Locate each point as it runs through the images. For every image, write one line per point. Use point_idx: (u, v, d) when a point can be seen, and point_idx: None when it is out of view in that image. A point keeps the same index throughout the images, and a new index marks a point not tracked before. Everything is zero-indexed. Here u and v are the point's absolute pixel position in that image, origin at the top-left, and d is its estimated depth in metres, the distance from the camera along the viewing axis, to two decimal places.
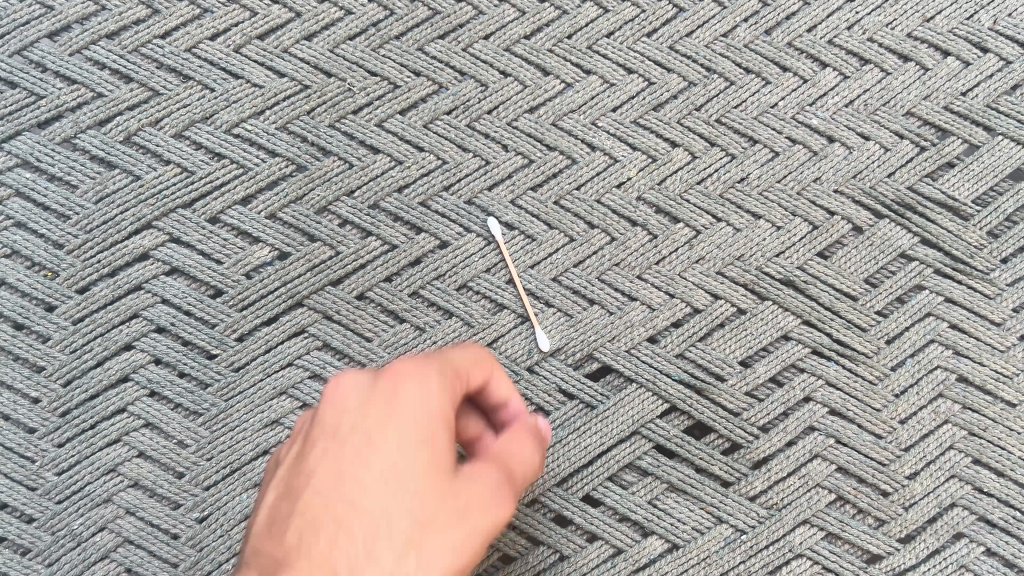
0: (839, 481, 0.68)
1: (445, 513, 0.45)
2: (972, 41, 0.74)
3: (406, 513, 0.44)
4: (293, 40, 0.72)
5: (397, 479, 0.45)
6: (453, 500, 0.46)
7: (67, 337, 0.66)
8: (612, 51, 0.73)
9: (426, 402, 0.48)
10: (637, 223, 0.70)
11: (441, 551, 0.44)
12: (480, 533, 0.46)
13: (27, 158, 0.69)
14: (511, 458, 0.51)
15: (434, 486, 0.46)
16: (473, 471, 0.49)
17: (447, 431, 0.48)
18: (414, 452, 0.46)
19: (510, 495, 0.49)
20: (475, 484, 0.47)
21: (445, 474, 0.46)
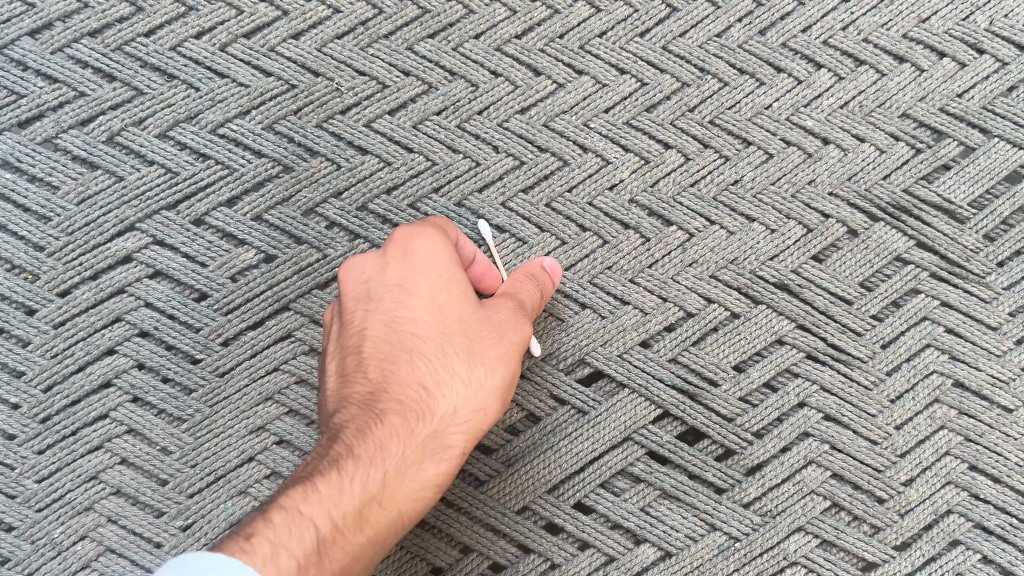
0: (834, 488, 0.67)
1: (486, 349, 0.55)
2: (968, 42, 0.73)
3: (460, 353, 0.55)
4: (280, 39, 0.70)
5: (453, 338, 0.55)
6: (484, 322, 0.56)
7: (47, 341, 0.65)
8: (605, 51, 0.72)
9: (438, 257, 0.57)
10: (630, 226, 0.69)
11: (493, 372, 0.55)
12: (517, 346, 0.57)
13: (7, 158, 0.67)
14: (525, 292, 0.61)
15: (473, 321, 0.56)
16: (501, 300, 0.59)
17: (468, 302, 0.56)
18: (453, 306, 0.56)
19: (530, 315, 0.60)
20: (503, 316, 0.57)
21: (470, 302, 0.56)
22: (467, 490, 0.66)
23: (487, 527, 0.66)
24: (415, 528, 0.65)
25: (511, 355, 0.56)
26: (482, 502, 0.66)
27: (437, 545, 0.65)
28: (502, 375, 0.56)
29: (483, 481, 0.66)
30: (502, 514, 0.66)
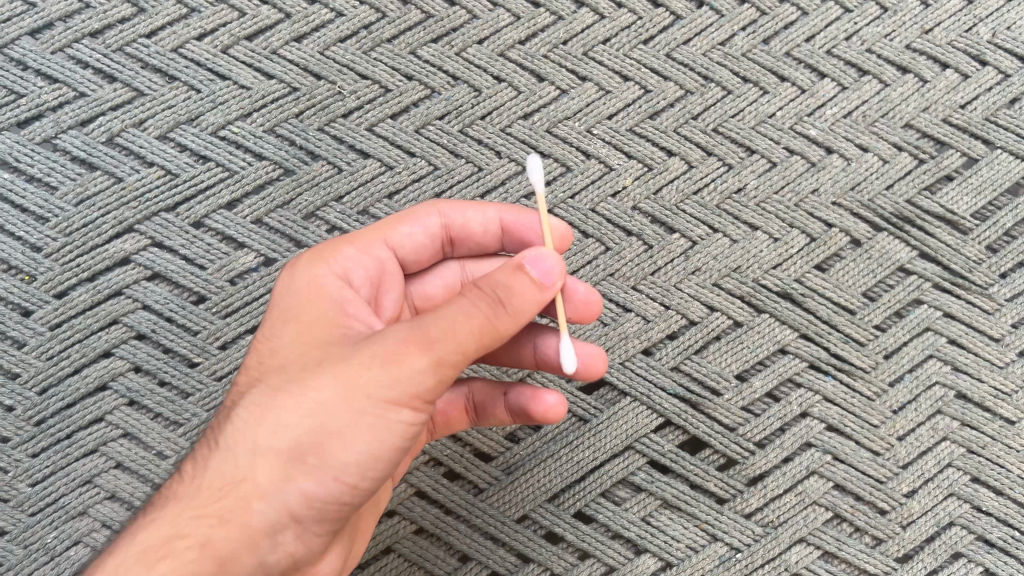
0: (836, 499, 0.66)
1: (311, 382, 0.46)
2: (970, 54, 0.73)
3: (274, 391, 0.47)
4: (282, 41, 0.70)
5: (284, 371, 0.47)
6: (317, 356, 0.47)
7: (44, 343, 0.64)
8: (608, 57, 0.72)
9: (299, 283, 0.52)
10: (632, 233, 0.69)
11: (277, 427, 0.45)
12: (349, 388, 0.45)
13: (6, 158, 0.67)
14: (402, 330, 0.45)
15: (293, 358, 0.48)
16: (329, 359, 0.47)
17: (308, 333, 0.49)
18: (289, 335, 0.49)
19: (377, 368, 0.45)
20: (318, 373, 0.46)
21: (305, 332, 0.49)
22: (466, 498, 0.65)
23: (486, 536, 0.65)
24: (414, 535, 0.65)
25: (300, 418, 0.45)
26: (482, 510, 0.65)
27: (435, 553, 0.65)
28: (284, 438, 0.45)
29: (483, 488, 0.66)
30: (502, 522, 0.65)
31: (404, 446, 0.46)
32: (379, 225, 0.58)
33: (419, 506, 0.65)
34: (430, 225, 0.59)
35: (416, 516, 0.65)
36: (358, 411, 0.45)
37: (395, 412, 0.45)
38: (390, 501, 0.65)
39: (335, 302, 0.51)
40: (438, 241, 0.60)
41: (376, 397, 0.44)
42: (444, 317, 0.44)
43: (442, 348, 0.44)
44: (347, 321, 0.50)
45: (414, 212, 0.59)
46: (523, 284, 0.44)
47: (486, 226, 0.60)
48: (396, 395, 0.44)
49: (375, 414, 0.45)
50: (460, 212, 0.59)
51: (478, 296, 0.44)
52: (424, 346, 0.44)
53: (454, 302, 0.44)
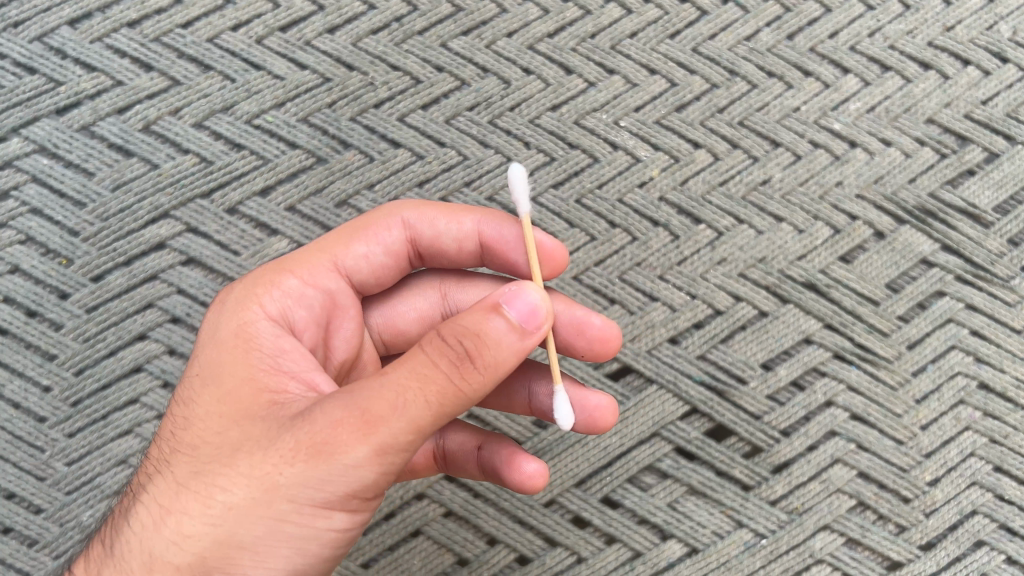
0: (860, 487, 0.67)
1: (230, 468, 0.43)
2: (991, 51, 0.74)
3: (193, 471, 0.44)
4: (315, 33, 0.71)
5: (203, 447, 0.45)
6: (236, 433, 0.44)
7: (80, 325, 0.65)
8: (635, 51, 0.73)
9: (221, 330, 0.49)
10: (659, 224, 0.70)
11: (184, 528, 0.43)
12: (264, 485, 0.42)
13: (44, 144, 0.68)
14: (325, 416, 0.42)
15: (209, 434, 0.45)
16: (245, 442, 0.44)
17: (229, 399, 0.46)
18: (207, 401, 0.46)
19: (294, 465, 0.42)
20: (232, 463, 0.43)
21: (224, 398, 0.46)
22: (495, 482, 0.66)
23: (514, 520, 0.66)
24: (443, 518, 0.66)
25: (207, 520, 0.43)
26: (510, 494, 0.66)
27: (464, 536, 0.65)
28: (192, 543, 0.43)
29: None
30: (530, 506, 0.66)
31: (333, 543, 0.45)
32: (328, 247, 0.55)
33: (448, 490, 0.66)
34: (389, 240, 0.56)
35: (445, 499, 0.66)
36: (271, 508, 0.42)
37: (320, 511, 0.43)
38: (420, 484, 0.66)
39: (262, 358, 0.47)
40: (402, 256, 0.57)
41: (295, 498, 0.42)
42: (385, 398, 0.41)
43: (380, 434, 0.41)
44: (275, 380, 0.46)
45: (372, 225, 0.56)
46: (499, 337, 0.41)
47: (461, 237, 0.57)
48: (317, 496, 0.42)
49: (296, 514, 0.42)
50: (426, 222, 0.56)
51: (444, 357, 0.41)
52: (355, 436, 0.41)
53: (404, 371, 0.41)
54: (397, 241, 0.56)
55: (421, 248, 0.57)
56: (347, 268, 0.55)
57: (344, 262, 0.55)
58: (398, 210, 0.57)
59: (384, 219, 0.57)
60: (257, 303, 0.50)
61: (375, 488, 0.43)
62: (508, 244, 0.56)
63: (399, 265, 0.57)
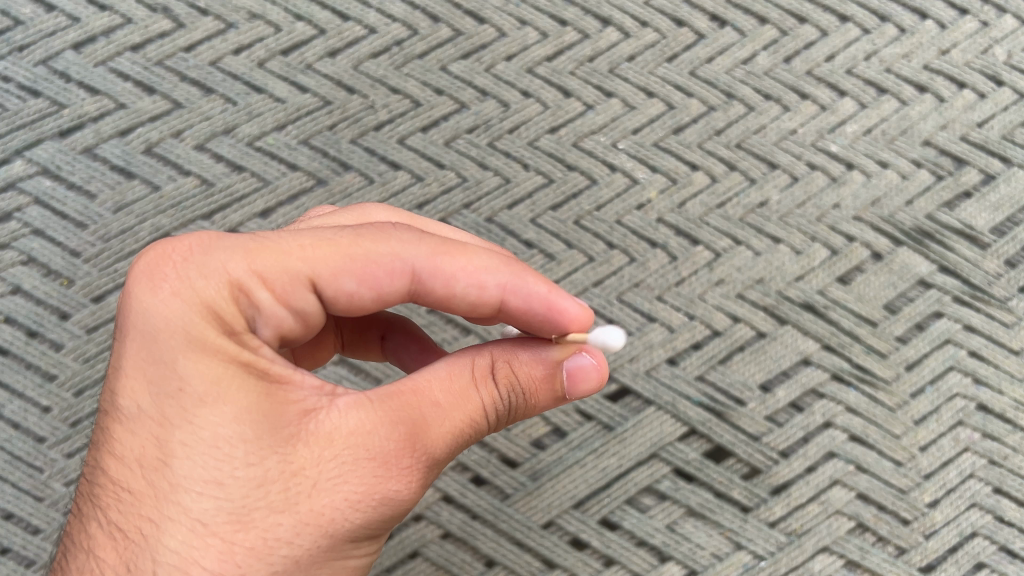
0: (859, 508, 0.67)
1: (283, 514, 0.41)
2: (987, 74, 0.75)
3: (231, 515, 0.41)
4: (317, 57, 0.72)
5: (233, 486, 0.41)
6: (273, 467, 0.41)
7: (79, 345, 0.66)
8: (633, 74, 0.73)
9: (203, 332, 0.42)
10: (657, 245, 0.70)
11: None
12: (332, 530, 0.42)
13: (47, 166, 0.70)
14: (393, 455, 0.43)
15: (243, 475, 0.41)
16: (290, 481, 0.42)
17: (246, 422, 0.41)
18: (223, 430, 0.41)
19: (361, 508, 0.43)
20: (285, 509, 0.41)
21: (247, 428, 0.41)
22: (493, 503, 0.66)
23: (512, 541, 0.66)
24: (441, 539, 0.66)
25: None
26: (508, 515, 0.66)
27: (462, 558, 0.65)
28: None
29: (509, 494, 0.66)
30: (528, 528, 0.66)
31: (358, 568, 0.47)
32: (305, 269, 0.45)
33: (446, 511, 0.66)
34: (386, 286, 0.47)
35: (442, 520, 0.66)
36: (334, 550, 0.43)
37: (369, 544, 0.45)
38: (418, 505, 0.66)
39: (259, 368, 0.43)
40: (393, 301, 0.48)
41: (356, 537, 0.43)
42: (446, 437, 0.45)
43: (436, 466, 0.45)
44: (284, 392, 0.43)
45: (371, 260, 0.46)
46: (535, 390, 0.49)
47: (481, 302, 0.49)
48: (374, 531, 0.44)
49: (352, 551, 0.44)
50: (443, 274, 0.48)
51: (492, 400, 0.47)
52: (421, 473, 0.44)
53: (461, 412, 0.46)
54: (397, 290, 0.47)
55: (421, 300, 0.49)
56: (322, 295, 0.46)
57: None
58: (409, 254, 0.47)
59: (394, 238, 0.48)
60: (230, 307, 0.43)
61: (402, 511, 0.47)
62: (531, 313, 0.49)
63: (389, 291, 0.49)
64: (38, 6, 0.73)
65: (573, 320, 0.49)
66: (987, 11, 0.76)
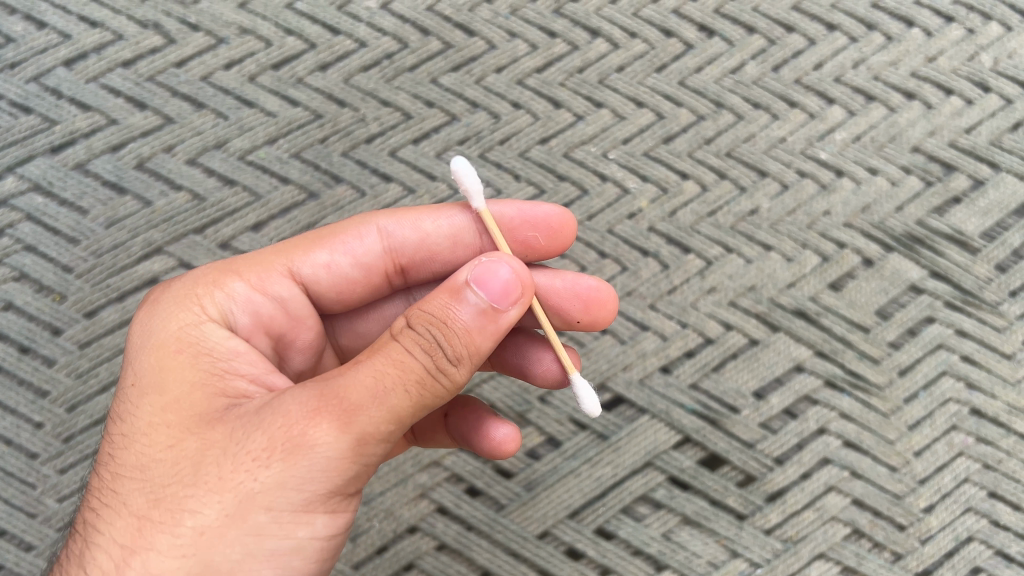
0: (855, 514, 0.67)
1: (193, 487, 0.41)
2: (974, 81, 0.75)
3: (151, 494, 0.42)
4: (307, 71, 0.73)
5: (155, 468, 0.43)
6: (191, 445, 0.43)
7: (72, 360, 0.66)
8: (623, 85, 0.74)
9: (169, 321, 0.48)
10: (649, 254, 0.71)
11: (150, 567, 0.40)
12: (240, 497, 0.41)
13: (39, 182, 0.70)
14: (293, 414, 0.41)
15: (162, 456, 0.43)
16: (203, 455, 0.42)
17: (174, 410, 0.44)
18: (150, 415, 0.44)
19: (266, 471, 0.41)
20: (191, 483, 0.41)
21: (169, 411, 0.44)
22: (488, 514, 0.66)
23: (508, 552, 0.65)
24: (436, 551, 0.65)
25: (179, 549, 0.40)
26: (504, 526, 0.66)
27: (457, 569, 0.65)
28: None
29: (504, 505, 0.66)
30: (524, 538, 0.65)
31: (317, 553, 0.43)
32: (285, 253, 0.54)
33: (441, 523, 0.66)
34: (359, 250, 0.55)
35: (438, 532, 0.65)
36: (253, 522, 0.41)
37: (300, 517, 0.42)
38: (413, 517, 0.66)
39: (203, 360, 0.46)
40: (375, 268, 0.56)
41: (271, 507, 0.41)
42: (364, 388, 0.41)
43: (358, 425, 0.41)
44: (222, 376, 0.46)
45: (339, 232, 0.56)
46: (468, 323, 0.43)
47: (455, 235, 0.57)
48: (296, 500, 0.41)
49: (274, 525, 0.41)
50: (407, 230, 0.56)
51: (417, 346, 0.43)
52: (331, 429, 0.41)
53: (381, 360, 0.42)
54: (370, 252, 0.56)
55: (403, 256, 0.56)
56: (303, 275, 0.54)
57: (302, 267, 0.54)
58: (371, 219, 0.56)
59: (356, 230, 0.56)
60: (196, 306, 0.50)
61: (350, 487, 0.43)
62: (511, 223, 0.57)
63: (368, 275, 0.56)
64: (29, 23, 0.73)
65: (550, 212, 0.57)
66: (972, 18, 0.77)
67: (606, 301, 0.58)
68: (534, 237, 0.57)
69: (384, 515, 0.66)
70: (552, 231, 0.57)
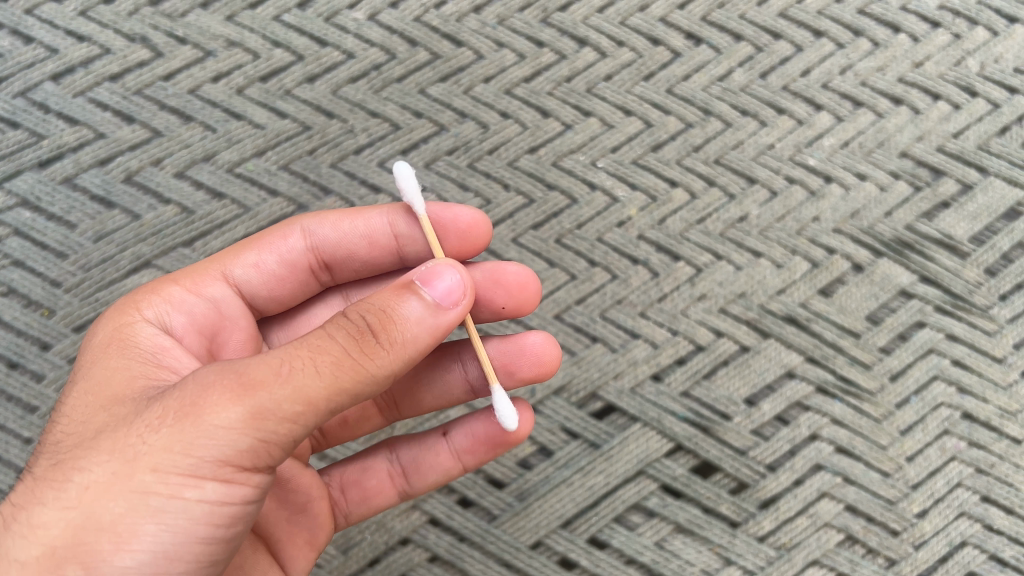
0: (848, 520, 0.66)
1: (90, 451, 0.41)
2: (961, 86, 0.75)
3: (54, 463, 0.42)
4: (295, 83, 0.73)
5: (66, 443, 0.43)
6: (103, 419, 0.42)
7: (60, 375, 0.66)
8: (611, 93, 0.74)
9: (100, 324, 0.50)
10: (638, 261, 0.71)
11: (33, 520, 0.40)
12: (128, 458, 0.40)
13: (27, 197, 0.70)
14: (198, 382, 0.40)
15: (75, 430, 0.43)
16: (108, 424, 0.42)
17: (93, 394, 0.44)
18: (74, 401, 0.45)
19: (159, 431, 0.40)
20: (91, 446, 0.41)
21: (91, 395, 0.44)
22: (480, 524, 0.66)
23: (500, 563, 0.65)
24: (428, 563, 0.65)
25: (62, 506, 0.40)
26: (496, 536, 0.65)
27: None
28: (41, 534, 0.39)
29: (496, 515, 0.66)
30: (516, 549, 0.65)
31: (208, 520, 0.41)
32: (218, 260, 0.56)
33: (433, 534, 0.66)
34: (285, 249, 0.57)
35: (429, 543, 0.65)
36: (137, 483, 0.39)
37: (189, 480, 0.40)
38: (404, 528, 0.66)
39: (123, 351, 0.47)
40: (301, 266, 0.57)
41: (158, 467, 0.39)
42: (269, 362, 0.40)
43: (260, 398, 0.39)
44: (145, 367, 0.46)
45: (269, 236, 0.57)
46: (406, 316, 0.42)
47: (371, 231, 0.57)
48: (183, 461, 0.39)
49: (160, 484, 0.39)
50: (329, 227, 0.57)
51: (343, 331, 0.41)
52: (228, 394, 0.39)
53: (298, 344, 0.41)
54: (295, 250, 0.57)
55: (326, 255, 0.57)
56: (234, 281, 0.56)
57: (233, 271, 0.56)
58: (298, 220, 0.57)
59: (284, 232, 0.57)
60: (122, 306, 0.51)
61: (250, 461, 0.41)
62: (423, 228, 0.56)
63: (297, 277, 0.58)
64: (16, 38, 0.74)
65: (470, 220, 0.57)
66: (959, 23, 0.77)
67: (524, 282, 0.58)
68: (448, 242, 0.57)
69: (376, 527, 0.66)
70: (462, 234, 0.57)
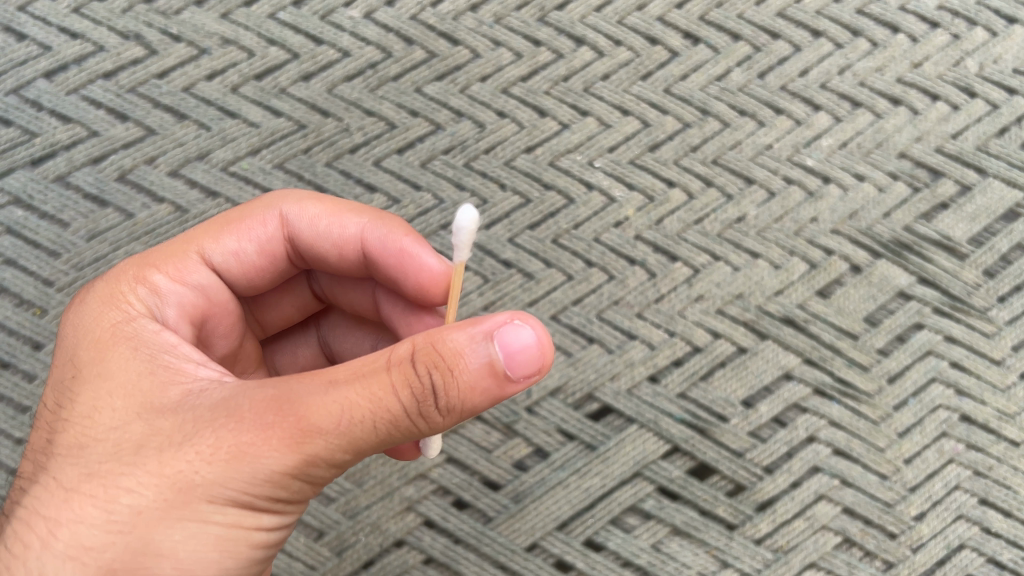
0: (845, 523, 0.66)
1: (134, 469, 0.40)
2: (960, 86, 0.75)
3: (91, 471, 0.41)
4: (290, 81, 0.72)
5: (98, 447, 0.42)
6: (137, 430, 0.41)
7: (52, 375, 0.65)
8: (608, 93, 0.73)
9: (101, 317, 0.47)
10: (635, 262, 0.70)
11: (82, 541, 0.40)
12: (180, 487, 0.40)
13: (19, 196, 0.70)
14: (251, 416, 0.40)
15: (107, 438, 0.42)
16: (147, 439, 0.41)
17: (123, 396, 0.43)
18: (97, 399, 0.43)
19: (212, 463, 0.40)
20: (133, 462, 0.41)
21: (118, 397, 0.43)
22: (476, 526, 0.65)
23: (496, 565, 0.65)
24: (423, 565, 0.65)
25: (111, 528, 0.40)
26: (491, 539, 0.65)
27: None
28: (94, 556, 0.40)
29: (491, 517, 0.66)
30: (512, 551, 0.65)
31: (258, 541, 0.43)
32: (195, 240, 0.55)
33: (428, 536, 0.65)
34: (263, 236, 0.56)
35: (425, 545, 0.65)
36: (194, 512, 0.40)
37: (242, 509, 0.41)
38: (399, 530, 0.65)
39: (148, 352, 0.45)
40: (278, 254, 0.56)
41: (215, 498, 0.40)
42: (330, 411, 0.39)
43: (315, 446, 0.39)
44: (166, 364, 0.44)
45: (248, 218, 0.56)
46: (470, 379, 0.39)
47: (343, 241, 0.56)
48: (240, 496, 0.41)
49: (218, 513, 0.41)
50: (308, 221, 0.56)
51: (405, 387, 0.39)
52: (286, 445, 0.39)
53: (356, 390, 0.39)
54: (273, 238, 0.56)
55: (301, 248, 0.56)
56: (213, 264, 0.54)
57: (211, 254, 0.54)
58: (277, 205, 0.56)
59: (261, 215, 0.56)
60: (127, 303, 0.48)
61: (299, 491, 0.42)
62: (386, 258, 0.55)
63: (272, 264, 0.57)
64: (9, 35, 0.73)
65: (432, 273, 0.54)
66: (958, 24, 0.77)
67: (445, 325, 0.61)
68: (405, 283, 0.55)
69: (370, 529, 0.65)
70: (418, 280, 0.54)
